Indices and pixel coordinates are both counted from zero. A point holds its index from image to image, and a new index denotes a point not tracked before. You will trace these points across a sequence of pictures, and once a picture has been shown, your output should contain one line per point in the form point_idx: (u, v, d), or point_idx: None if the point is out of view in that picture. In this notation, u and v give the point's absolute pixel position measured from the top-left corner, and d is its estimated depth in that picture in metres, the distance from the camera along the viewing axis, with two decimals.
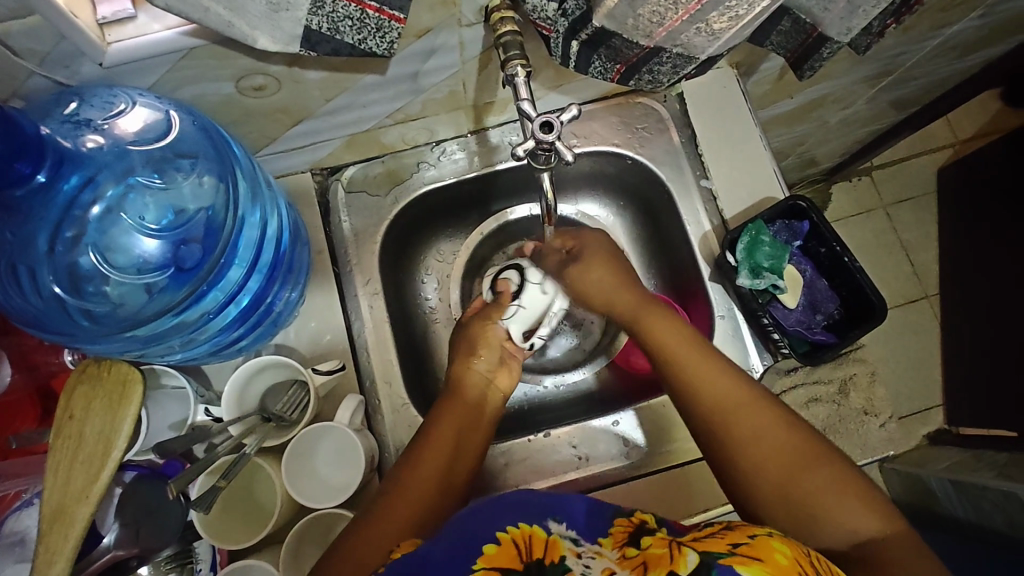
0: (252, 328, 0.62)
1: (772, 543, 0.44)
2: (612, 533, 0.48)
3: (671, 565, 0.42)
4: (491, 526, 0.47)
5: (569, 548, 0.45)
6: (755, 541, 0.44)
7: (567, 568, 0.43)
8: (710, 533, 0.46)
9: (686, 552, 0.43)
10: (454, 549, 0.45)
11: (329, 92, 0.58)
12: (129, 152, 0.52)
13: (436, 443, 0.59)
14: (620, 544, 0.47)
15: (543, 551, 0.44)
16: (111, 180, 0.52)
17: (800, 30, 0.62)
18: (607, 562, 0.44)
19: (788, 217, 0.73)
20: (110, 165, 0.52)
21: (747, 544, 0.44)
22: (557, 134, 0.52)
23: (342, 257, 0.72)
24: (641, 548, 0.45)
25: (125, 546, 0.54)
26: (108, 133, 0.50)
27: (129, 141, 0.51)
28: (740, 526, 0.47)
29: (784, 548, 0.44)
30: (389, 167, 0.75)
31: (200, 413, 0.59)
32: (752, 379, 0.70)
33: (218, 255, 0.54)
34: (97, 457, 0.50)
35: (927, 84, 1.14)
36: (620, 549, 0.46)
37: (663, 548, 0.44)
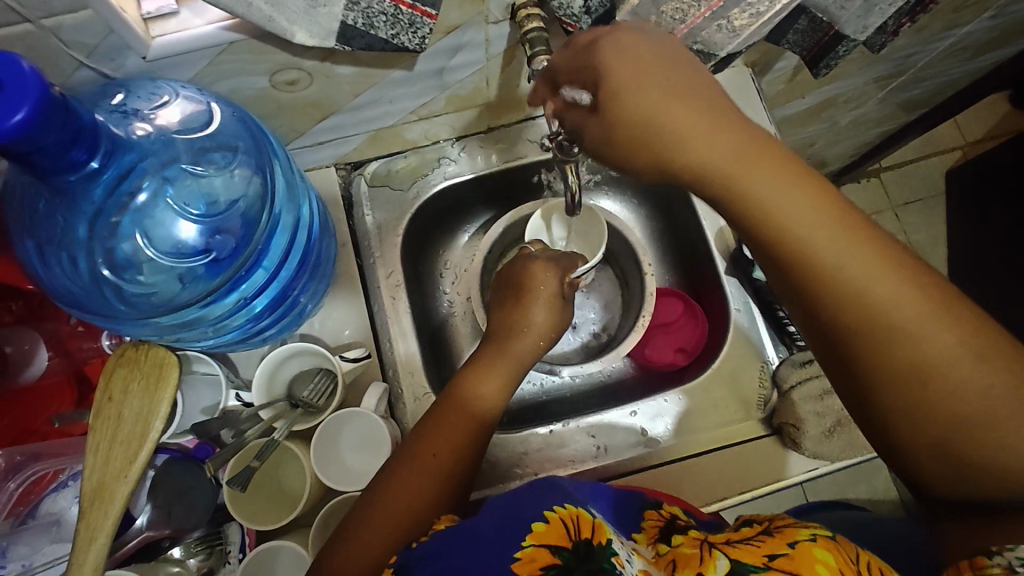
0: (278, 319, 0.63)
1: (815, 553, 0.42)
2: (645, 529, 0.52)
3: (700, 566, 0.43)
4: (536, 505, 0.46)
5: (614, 534, 0.46)
6: (795, 551, 0.42)
7: (614, 551, 0.43)
8: (747, 538, 0.45)
9: (716, 556, 0.44)
10: (502, 525, 0.44)
11: (357, 87, 0.60)
12: (174, 141, 0.53)
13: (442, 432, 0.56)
14: (654, 541, 0.50)
15: (592, 532, 0.44)
16: (155, 166, 0.52)
17: (817, 29, 0.63)
18: (647, 564, 0.45)
19: None
20: (156, 153, 0.52)
21: (785, 556, 0.42)
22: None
23: (365, 250, 0.74)
24: (673, 546, 0.47)
25: (157, 527, 0.56)
26: (154, 124, 0.51)
27: (174, 131, 0.52)
28: (780, 530, 0.45)
29: (829, 558, 0.41)
30: (411, 162, 0.76)
31: (231, 399, 0.61)
32: (768, 370, 0.72)
33: (254, 245, 0.56)
34: (136, 439, 0.51)
35: (937, 85, 1.15)
36: (655, 547, 0.48)
37: (694, 548, 0.46)
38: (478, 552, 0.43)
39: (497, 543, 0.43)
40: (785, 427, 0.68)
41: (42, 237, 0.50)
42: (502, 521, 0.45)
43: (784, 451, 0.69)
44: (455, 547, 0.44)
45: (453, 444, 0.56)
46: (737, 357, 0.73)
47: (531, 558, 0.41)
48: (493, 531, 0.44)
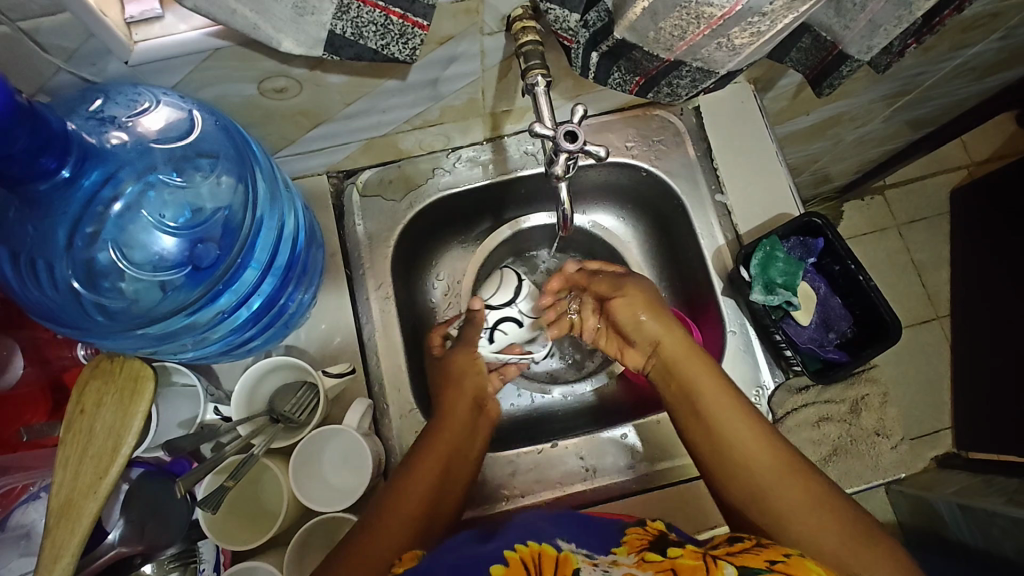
0: (262, 330, 0.62)
1: (808, 563, 0.45)
2: (626, 541, 0.50)
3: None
4: (500, 546, 0.47)
5: (583, 561, 0.45)
6: (791, 559, 0.46)
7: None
8: (744, 548, 0.48)
9: (722, 565, 0.45)
10: (460, 562, 0.46)
11: (349, 96, 0.59)
12: (152, 150, 0.52)
13: (427, 462, 0.60)
14: (638, 549, 0.48)
15: (553, 567, 0.44)
16: (132, 176, 0.52)
17: (821, 48, 0.62)
18: (630, 569, 0.44)
19: (803, 234, 0.70)
20: (133, 162, 0.51)
21: (783, 562, 0.45)
22: (579, 143, 0.50)
23: (355, 261, 0.72)
24: (669, 556, 0.46)
25: (130, 544, 0.54)
26: (132, 131, 0.50)
27: (153, 139, 0.51)
28: (772, 545, 0.48)
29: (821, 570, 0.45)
30: (404, 173, 0.75)
31: (209, 412, 0.59)
32: (763, 396, 0.68)
33: (236, 254, 0.54)
34: (108, 453, 0.50)
35: (943, 104, 1.14)
36: (640, 553, 0.47)
37: (695, 560, 0.45)
38: None
39: None
40: None
41: (16, 245, 0.48)
42: (461, 561, 0.46)
43: None
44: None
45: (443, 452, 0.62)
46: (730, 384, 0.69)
47: None
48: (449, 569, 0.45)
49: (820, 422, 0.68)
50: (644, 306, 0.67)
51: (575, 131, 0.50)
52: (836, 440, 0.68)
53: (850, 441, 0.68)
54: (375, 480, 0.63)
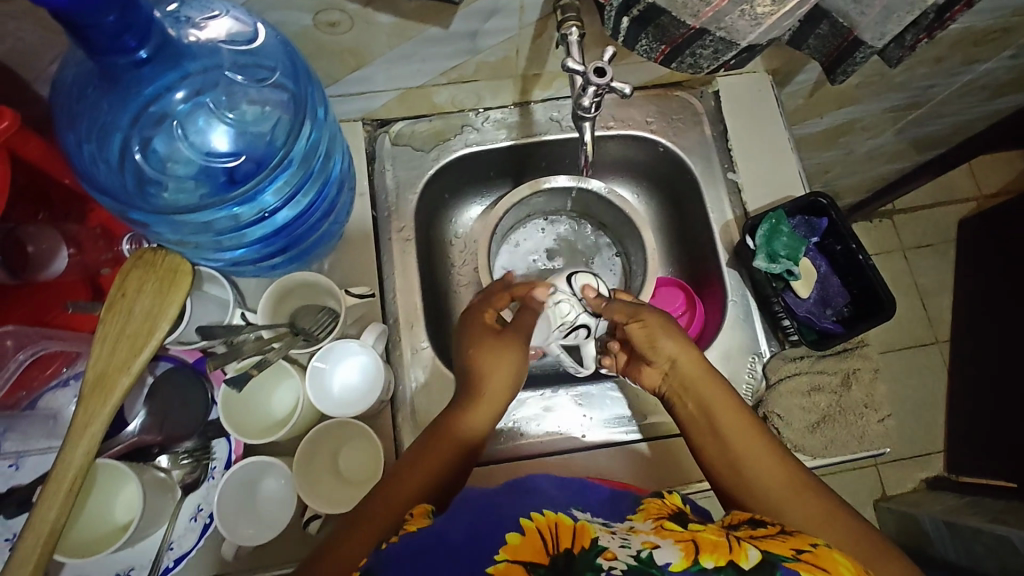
0: (285, 249, 0.67)
1: (835, 556, 0.45)
2: (644, 510, 0.53)
3: (730, 555, 0.43)
4: (513, 513, 0.48)
5: (599, 530, 0.47)
6: (817, 550, 0.45)
7: (602, 548, 0.43)
8: (767, 534, 0.48)
9: (745, 545, 0.45)
10: (474, 531, 0.46)
11: (394, 39, 0.64)
12: (220, 51, 0.56)
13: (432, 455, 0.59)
14: (655, 518, 0.51)
15: (570, 540, 0.44)
16: (198, 70, 0.55)
17: (837, 34, 0.66)
18: (649, 537, 0.46)
19: (808, 213, 0.74)
20: (202, 59, 0.55)
21: (809, 551, 0.45)
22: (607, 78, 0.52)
23: (381, 203, 0.76)
24: (689, 530, 0.48)
25: (149, 433, 0.60)
26: (203, 33, 0.55)
27: (221, 42, 0.56)
28: (798, 533, 0.48)
29: (848, 562, 0.44)
30: (435, 126, 0.79)
31: (236, 317, 0.63)
32: (761, 362, 0.72)
33: (277, 161, 0.58)
34: (144, 334, 0.54)
35: (953, 123, 1.17)
36: (658, 523, 0.49)
37: (717, 537, 0.46)
38: (451, 551, 0.44)
39: (469, 554, 0.44)
40: (770, 417, 0.69)
41: (86, 118, 0.53)
42: (476, 523, 0.47)
43: None
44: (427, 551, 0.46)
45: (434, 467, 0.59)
46: (728, 351, 0.72)
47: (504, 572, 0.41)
48: (465, 537, 0.46)
49: (811, 391, 0.71)
50: (662, 328, 0.65)
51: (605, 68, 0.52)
52: (825, 409, 0.71)
53: (838, 410, 0.71)
54: (384, 404, 0.67)
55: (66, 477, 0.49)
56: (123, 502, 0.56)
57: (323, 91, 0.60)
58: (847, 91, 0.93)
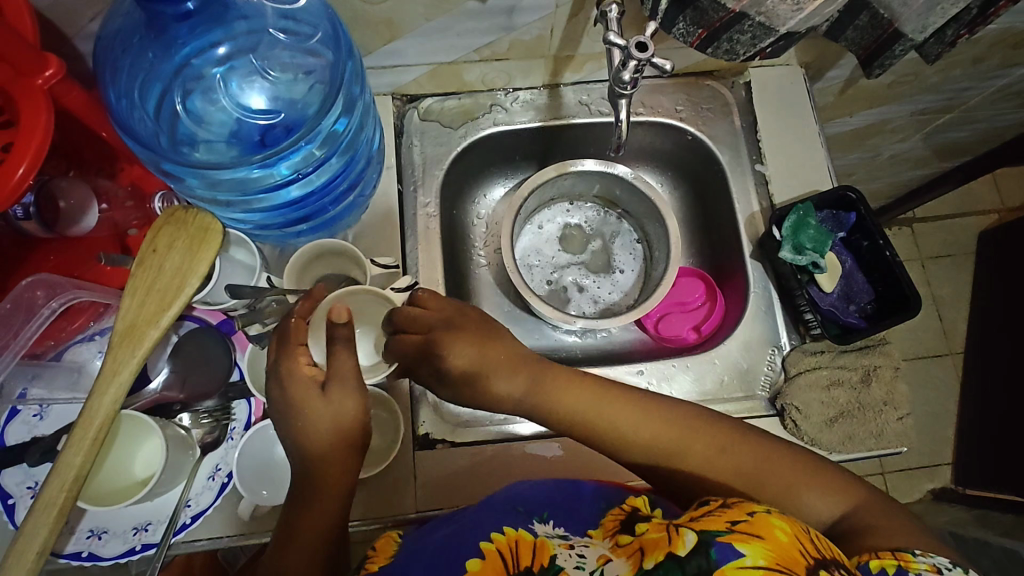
0: (308, 216, 0.69)
1: (773, 520, 0.43)
2: (602, 524, 0.53)
3: (668, 547, 0.43)
4: (477, 535, 0.51)
5: (558, 545, 0.49)
6: (754, 519, 0.43)
7: (558, 568, 0.46)
8: (707, 512, 0.46)
9: (683, 532, 0.44)
10: (439, 559, 0.50)
11: (431, 11, 0.64)
12: (266, 11, 0.57)
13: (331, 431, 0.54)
14: (612, 533, 0.51)
15: (529, 558, 0.48)
16: (243, 30, 0.57)
17: (877, 26, 0.65)
18: (605, 553, 0.48)
19: (836, 208, 0.74)
20: (248, 16, 0.57)
21: (745, 521, 0.43)
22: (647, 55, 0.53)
23: (408, 177, 0.76)
24: (637, 535, 0.47)
25: (173, 390, 0.60)
26: None
27: (268, 1, 0.57)
28: (737, 504, 0.46)
29: (784, 525, 0.43)
30: (463, 104, 0.79)
31: (262, 280, 0.64)
32: (778, 355, 0.73)
33: (310, 127, 0.59)
34: (173, 290, 0.54)
35: (983, 131, 1.16)
36: (615, 538, 0.50)
37: (661, 532, 0.46)
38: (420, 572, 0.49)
39: None
40: (788, 409, 0.68)
41: (132, 66, 0.55)
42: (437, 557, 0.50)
43: (784, 432, 0.69)
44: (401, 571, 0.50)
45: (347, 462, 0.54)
46: (749, 342, 0.73)
47: None
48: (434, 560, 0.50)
49: (829, 386, 0.69)
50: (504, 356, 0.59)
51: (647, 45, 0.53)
52: (844, 404, 0.69)
53: (856, 407, 0.69)
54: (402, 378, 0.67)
55: (93, 425, 0.50)
56: (142, 457, 0.57)
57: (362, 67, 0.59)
58: (879, 90, 0.92)
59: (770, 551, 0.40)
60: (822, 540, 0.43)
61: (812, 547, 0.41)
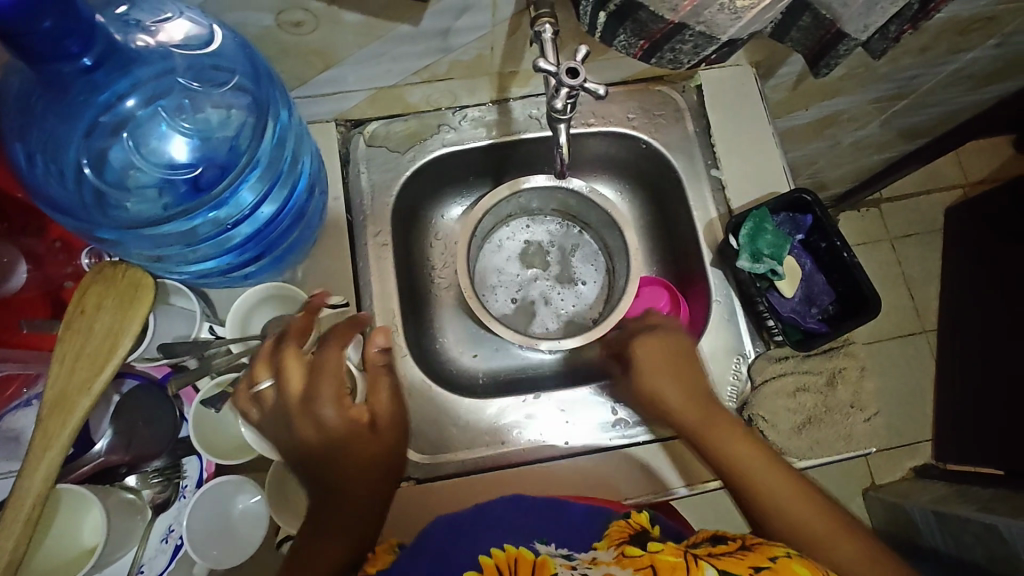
0: (258, 257, 0.65)
1: (794, 568, 0.48)
2: (607, 535, 0.56)
3: None
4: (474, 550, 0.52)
5: (561, 565, 0.50)
6: (776, 564, 0.49)
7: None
8: (727, 551, 0.51)
9: (703, 566, 0.48)
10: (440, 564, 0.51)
11: (362, 38, 0.61)
12: (173, 55, 0.54)
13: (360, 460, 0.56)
14: (617, 544, 0.53)
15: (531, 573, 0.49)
16: (149, 76, 0.53)
17: (819, 26, 0.64)
18: (609, 569, 0.49)
19: (792, 210, 0.73)
20: (153, 64, 0.53)
21: (768, 567, 0.48)
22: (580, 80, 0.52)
23: (357, 206, 0.74)
24: (648, 551, 0.50)
25: (117, 453, 0.58)
26: (154, 36, 0.52)
27: (174, 45, 0.53)
28: (757, 547, 0.51)
29: (804, 571, 0.48)
30: (410, 127, 0.77)
31: (204, 331, 0.60)
32: (745, 366, 0.71)
33: (240, 170, 0.57)
34: (104, 354, 0.51)
35: (939, 113, 1.17)
36: (620, 549, 0.52)
37: (676, 557, 0.49)
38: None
39: None
40: (755, 419, 0.69)
41: (33, 138, 0.51)
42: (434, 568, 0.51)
43: None
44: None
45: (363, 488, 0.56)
46: (712, 354, 0.71)
47: None
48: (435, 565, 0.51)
49: (797, 392, 0.69)
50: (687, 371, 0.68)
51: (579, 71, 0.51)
52: (811, 409, 0.70)
53: (824, 410, 0.71)
54: None
55: (25, 506, 0.48)
56: (89, 528, 0.54)
57: (288, 95, 0.58)
58: (832, 83, 0.91)
59: None
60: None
61: None
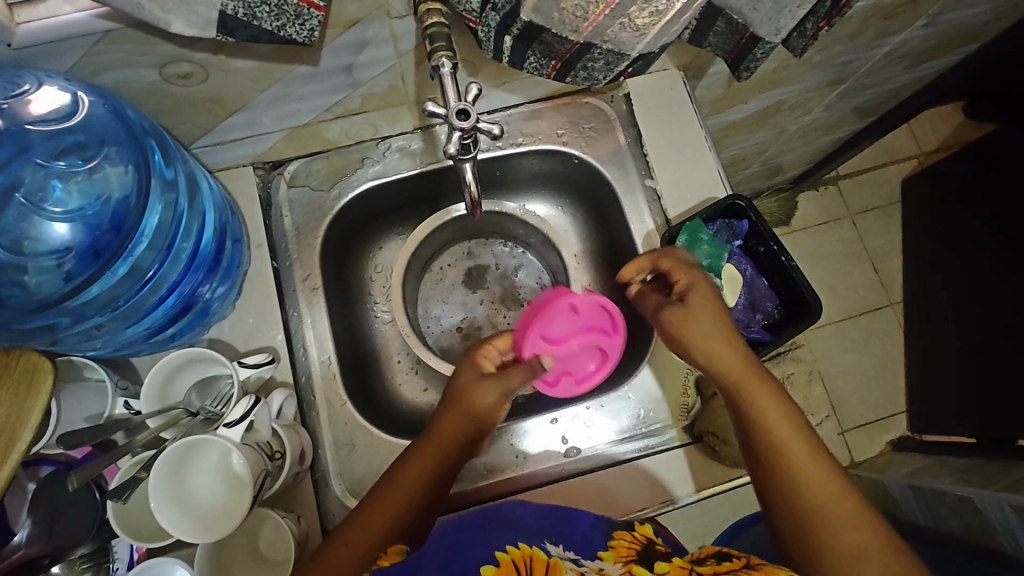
0: (177, 318, 0.61)
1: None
2: (614, 547, 0.55)
3: None
4: (490, 547, 0.54)
5: (570, 570, 0.51)
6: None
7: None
8: (730, 570, 0.51)
9: None
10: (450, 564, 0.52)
11: (260, 82, 0.58)
12: (28, 131, 0.53)
13: (422, 455, 0.58)
14: (625, 559, 0.53)
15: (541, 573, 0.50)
16: (10, 156, 0.54)
17: (734, 31, 0.62)
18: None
19: (728, 216, 0.71)
20: (12, 142, 0.53)
21: None
22: (472, 121, 0.52)
23: (282, 252, 0.71)
24: (654, 573, 0.50)
25: (37, 544, 0.54)
26: (8, 112, 0.51)
27: (31, 121, 0.52)
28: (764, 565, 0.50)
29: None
30: (332, 163, 0.74)
31: (118, 407, 0.57)
32: (694, 379, 0.70)
33: (127, 232, 0.55)
34: (1, 449, 0.48)
35: (882, 92, 1.16)
36: (627, 566, 0.51)
37: None
38: None
39: None
40: (705, 436, 0.67)
41: None
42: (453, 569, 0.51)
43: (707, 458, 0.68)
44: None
45: (387, 514, 0.54)
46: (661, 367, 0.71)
47: None
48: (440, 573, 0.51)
49: None
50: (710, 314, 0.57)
51: (469, 110, 0.53)
52: None
53: None
54: (302, 473, 0.63)
55: None
56: None
57: (164, 137, 0.55)
58: (767, 76, 0.90)
59: None
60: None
61: None
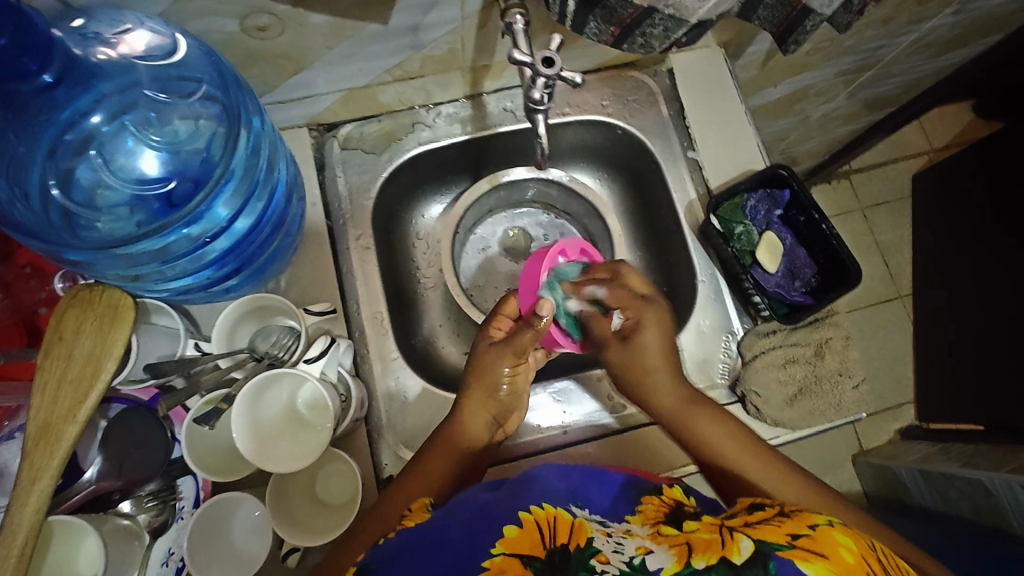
0: (239, 269, 0.64)
1: (835, 536, 0.44)
2: (641, 511, 0.52)
3: (722, 551, 0.43)
4: (516, 506, 0.49)
5: (596, 529, 0.47)
6: (816, 533, 0.44)
7: (596, 550, 0.43)
8: (764, 520, 0.47)
9: (738, 539, 0.44)
10: (474, 530, 0.46)
11: (330, 40, 0.60)
12: (136, 68, 0.53)
13: (437, 454, 0.62)
14: (654, 521, 0.50)
15: (568, 537, 0.45)
16: (113, 90, 0.53)
17: (786, 4, 0.64)
18: (644, 542, 0.46)
19: (770, 186, 0.75)
20: (117, 77, 0.53)
21: (807, 537, 0.43)
22: (557, 68, 0.55)
23: (336, 212, 0.73)
24: (684, 531, 0.47)
25: (109, 479, 0.56)
26: (116, 49, 0.52)
27: (136, 57, 0.53)
28: (796, 517, 0.47)
29: (848, 542, 0.43)
30: (384, 127, 0.76)
31: (190, 349, 0.59)
32: (735, 341, 0.73)
33: (209, 189, 0.56)
34: (87, 380, 0.50)
35: (901, 83, 1.19)
36: (656, 528, 0.48)
37: (712, 533, 0.46)
38: (448, 551, 0.45)
39: (467, 545, 0.45)
40: (748, 395, 0.69)
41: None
42: (476, 522, 0.48)
43: (747, 418, 0.70)
44: (426, 550, 0.46)
45: (413, 492, 0.58)
46: (703, 331, 0.73)
47: (503, 566, 0.42)
48: (464, 534, 0.46)
49: (787, 363, 0.71)
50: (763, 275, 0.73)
51: (552, 58, 0.55)
52: (802, 380, 0.71)
53: (814, 380, 0.72)
54: (357, 424, 0.65)
55: (16, 542, 0.47)
56: (86, 557, 0.52)
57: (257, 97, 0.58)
58: (799, 59, 0.92)
59: (834, 570, 0.40)
60: (886, 558, 0.43)
61: (879, 568, 0.42)
